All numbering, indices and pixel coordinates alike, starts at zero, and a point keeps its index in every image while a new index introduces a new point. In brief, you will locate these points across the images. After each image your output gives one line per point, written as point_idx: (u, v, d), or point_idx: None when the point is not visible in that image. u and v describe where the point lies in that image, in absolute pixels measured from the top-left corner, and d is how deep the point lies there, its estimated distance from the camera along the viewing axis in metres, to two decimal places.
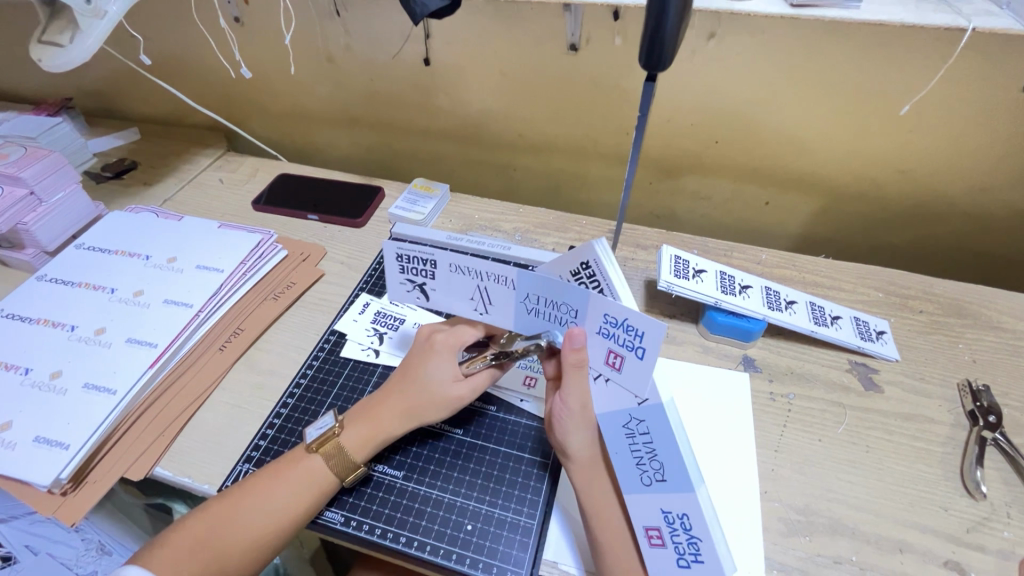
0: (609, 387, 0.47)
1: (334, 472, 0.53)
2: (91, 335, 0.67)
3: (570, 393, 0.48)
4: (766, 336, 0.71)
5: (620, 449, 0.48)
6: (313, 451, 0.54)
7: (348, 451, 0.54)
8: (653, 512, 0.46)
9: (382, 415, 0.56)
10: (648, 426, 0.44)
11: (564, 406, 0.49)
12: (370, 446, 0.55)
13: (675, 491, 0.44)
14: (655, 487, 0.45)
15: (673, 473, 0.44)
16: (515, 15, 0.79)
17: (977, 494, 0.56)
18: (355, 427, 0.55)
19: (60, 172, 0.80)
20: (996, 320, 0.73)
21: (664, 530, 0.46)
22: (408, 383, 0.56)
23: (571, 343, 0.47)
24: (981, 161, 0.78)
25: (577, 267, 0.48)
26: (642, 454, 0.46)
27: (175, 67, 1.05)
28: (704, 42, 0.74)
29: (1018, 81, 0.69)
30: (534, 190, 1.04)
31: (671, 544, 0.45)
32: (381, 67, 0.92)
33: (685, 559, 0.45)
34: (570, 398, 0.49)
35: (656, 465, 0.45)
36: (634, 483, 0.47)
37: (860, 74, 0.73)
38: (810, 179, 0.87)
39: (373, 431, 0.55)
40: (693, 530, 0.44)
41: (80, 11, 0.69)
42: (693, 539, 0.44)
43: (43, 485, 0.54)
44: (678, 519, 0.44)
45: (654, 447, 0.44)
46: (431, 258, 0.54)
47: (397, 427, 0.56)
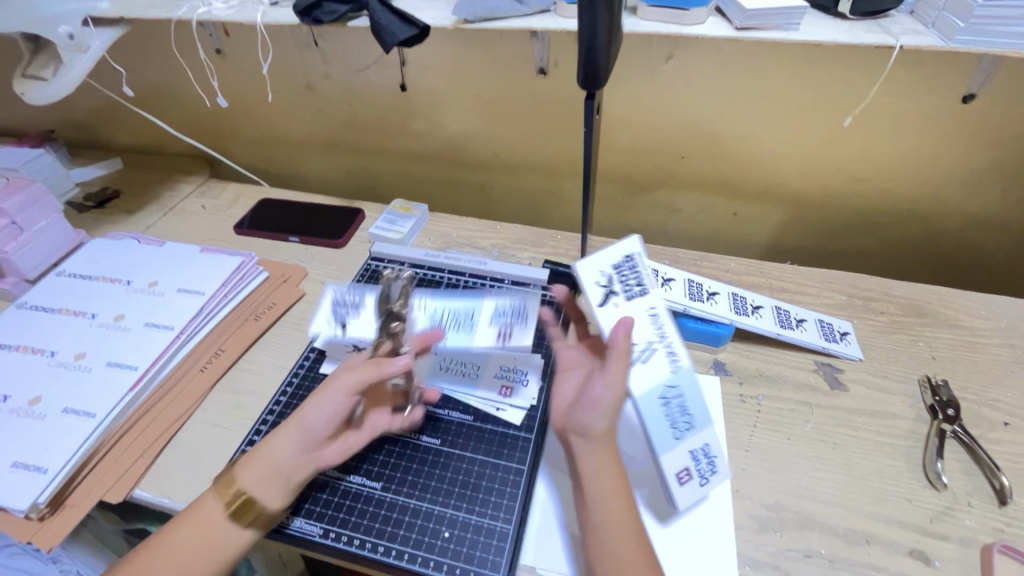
0: (645, 362, 0.54)
1: (224, 508, 0.51)
2: (71, 360, 0.68)
3: (617, 373, 0.50)
4: (735, 340, 0.74)
5: (653, 416, 0.53)
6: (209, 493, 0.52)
7: (246, 482, 0.51)
8: (680, 458, 0.54)
9: (276, 440, 0.53)
10: (680, 387, 0.53)
11: (605, 387, 0.50)
12: (266, 475, 0.52)
13: (702, 431, 0.54)
14: (683, 437, 0.54)
15: (698, 416, 0.54)
16: (486, 42, 0.83)
17: (939, 484, 0.58)
18: (249, 461, 0.52)
19: (43, 201, 0.82)
20: (955, 318, 0.76)
21: (692, 468, 0.54)
22: (321, 391, 0.55)
23: (623, 328, 0.52)
24: (930, 169, 0.82)
25: (619, 260, 0.57)
26: (672, 411, 0.53)
27: (158, 98, 1.08)
28: (664, 63, 0.79)
29: (954, 93, 0.74)
30: (511, 208, 1.07)
31: (693, 479, 0.54)
32: (359, 93, 0.96)
33: (707, 484, 0.55)
34: (612, 380, 0.50)
35: (684, 416, 0.54)
36: (663, 442, 0.53)
37: (810, 91, 0.78)
38: (773, 190, 0.91)
39: (268, 457, 0.52)
40: (713, 457, 0.55)
41: (63, 46, 0.71)
42: (711, 464, 0.55)
43: (20, 510, 0.54)
44: (705, 453, 0.54)
45: (685, 403, 0.53)
46: (363, 300, 0.68)
47: (292, 445, 0.53)
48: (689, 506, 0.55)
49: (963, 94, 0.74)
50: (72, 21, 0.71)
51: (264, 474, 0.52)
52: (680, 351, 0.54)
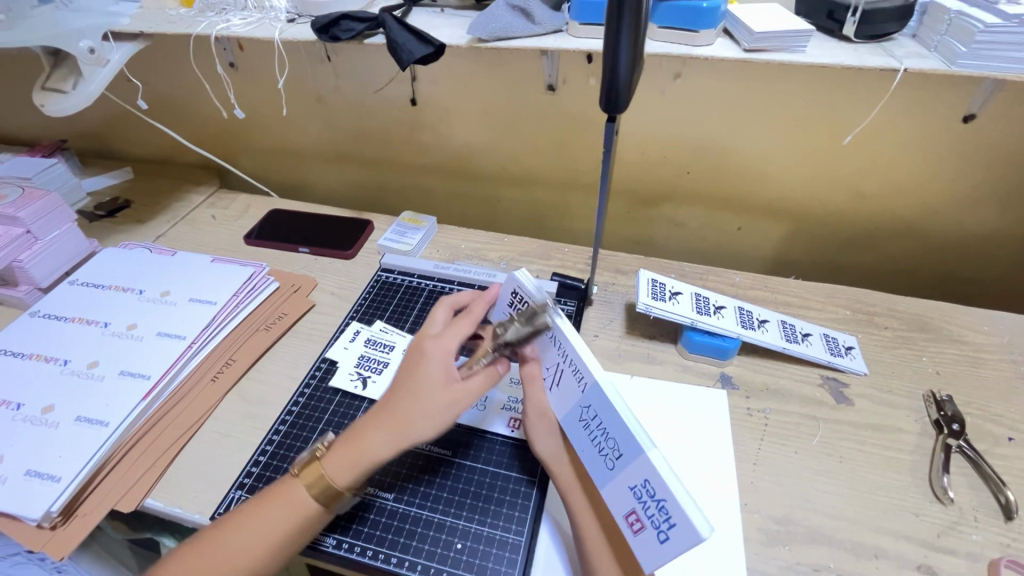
0: (560, 387, 0.53)
1: (316, 500, 0.52)
2: (84, 369, 0.68)
3: (531, 401, 0.56)
4: (741, 354, 0.75)
5: (586, 446, 0.50)
6: (296, 478, 0.53)
7: (330, 477, 0.52)
8: (624, 495, 0.46)
9: (371, 435, 0.52)
10: (595, 406, 0.49)
11: (529, 412, 0.56)
12: (353, 469, 0.52)
13: (632, 459, 0.45)
14: (617, 466, 0.47)
15: (625, 440, 0.46)
16: (496, 59, 0.85)
17: (945, 499, 0.59)
18: (337, 451, 0.52)
19: (57, 211, 0.83)
20: (958, 334, 0.77)
21: (638, 509, 0.45)
22: (399, 396, 0.54)
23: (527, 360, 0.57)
24: (932, 186, 0.84)
25: (510, 299, 0.59)
26: (598, 436, 0.49)
27: (171, 109, 1.09)
28: (670, 81, 0.81)
29: (955, 113, 0.75)
30: (517, 221, 1.08)
31: (648, 523, 0.44)
32: (370, 106, 0.97)
33: (664, 534, 0.42)
34: (533, 403, 0.56)
35: (611, 441, 0.47)
36: (602, 473, 0.48)
37: (814, 110, 0.80)
38: (777, 206, 0.92)
39: (357, 453, 0.52)
40: (658, 493, 0.43)
41: (83, 60, 0.73)
42: (661, 504, 0.43)
43: (33, 519, 0.54)
44: (646, 487, 0.44)
45: (603, 424, 0.48)
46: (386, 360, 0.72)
47: (388, 447, 0.52)
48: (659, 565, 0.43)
49: (963, 115, 0.75)
50: (93, 36, 0.73)
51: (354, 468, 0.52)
52: (581, 362, 0.50)
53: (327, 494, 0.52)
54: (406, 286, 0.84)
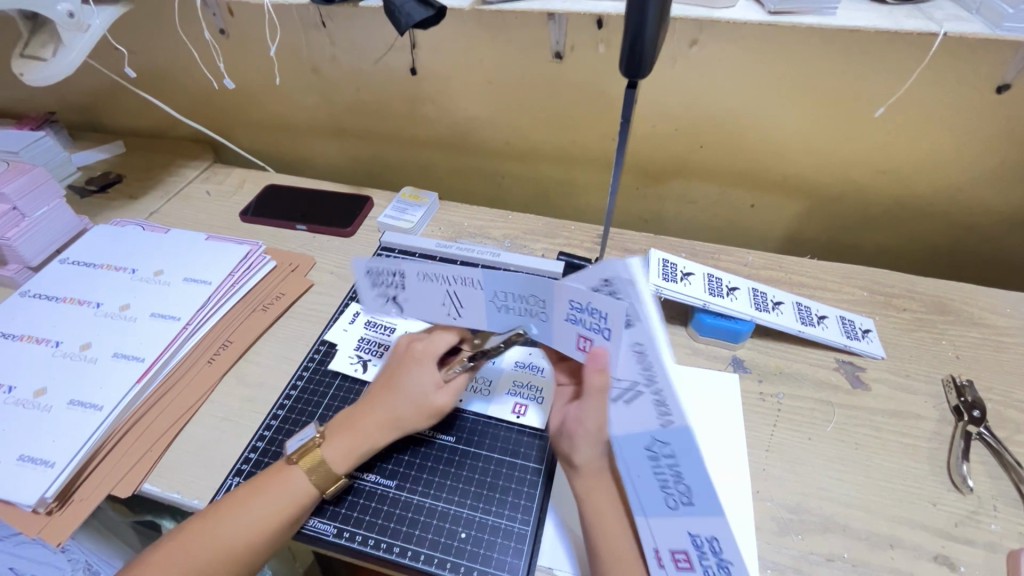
0: (631, 406, 0.46)
1: (316, 484, 0.53)
2: (76, 351, 0.66)
3: (589, 412, 0.49)
4: (753, 337, 0.72)
5: (646, 476, 0.46)
6: (295, 463, 0.54)
7: (330, 464, 0.54)
8: (678, 536, 0.45)
9: (364, 421, 0.55)
10: (675, 446, 0.43)
11: (581, 423, 0.51)
12: (351, 458, 0.54)
13: (705, 514, 0.43)
14: (682, 510, 0.44)
15: (701, 494, 0.43)
16: (499, 24, 0.80)
17: (964, 488, 0.57)
18: (336, 438, 0.55)
19: (44, 186, 0.79)
20: (979, 316, 0.74)
21: (692, 552, 0.45)
22: (388, 392, 0.56)
23: (596, 365, 0.47)
24: (958, 161, 0.80)
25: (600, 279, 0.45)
26: (667, 477, 0.44)
27: (160, 79, 1.05)
28: (686, 48, 0.76)
29: (988, 82, 0.71)
30: (523, 197, 1.05)
31: (700, 567, 0.45)
32: (368, 76, 0.93)
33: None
34: (587, 416, 0.50)
35: (682, 487, 0.44)
36: (657, 507, 0.46)
37: (837, 79, 0.75)
38: (793, 181, 0.89)
39: (353, 441, 0.55)
40: (724, 554, 0.42)
41: (63, 25, 0.69)
42: (725, 563, 0.43)
43: (27, 505, 0.53)
44: (710, 544, 0.43)
45: (682, 471, 0.43)
46: (385, 343, 0.69)
47: (379, 436, 0.55)
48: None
49: (997, 85, 0.71)
50: None
51: (349, 457, 0.54)
52: (491, 287, 0.52)
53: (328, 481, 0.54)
54: None
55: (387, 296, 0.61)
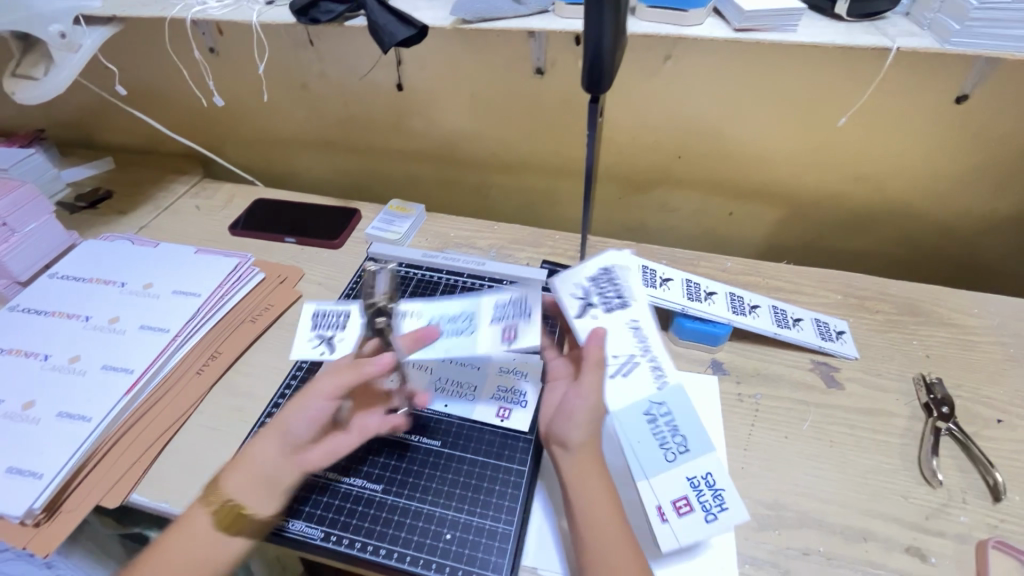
0: (631, 379, 0.57)
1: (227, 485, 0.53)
2: (65, 363, 0.67)
3: (587, 385, 0.53)
4: (732, 340, 0.74)
5: (646, 438, 0.55)
6: (201, 507, 0.53)
7: (239, 498, 0.52)
8: (678, 483, 0.53)
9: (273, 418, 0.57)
10: (669, 404, 0.57)
11: (580, 397, 0.53)
12: (249, 456, 0.54)
13: (701, 452, 0.54)
14: (678, 460, 0.54)
15: (694, 437, 0.55)
16: (482, 41, 0.83)
17: (934, 481, 0.59)
18: (237, 474, 0.53)
19: (33, 203, 0.80)
20: (948, 316, 0.77)
21: (691, 495, 0.53)
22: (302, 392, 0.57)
23: (598, 339, 0.56)
24: (923, 168, 0.83)
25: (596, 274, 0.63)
26: (664, 432, 0.56)
27: (151, 96, 1.06)
28: (661, 63, 0.79)
29: (947, 93, 0.74)
30: (508, 208, 1.07)
31: (698, 506, 0.52)
32: (355, 92, 0.95)
33: (712, 517, 0.52)
34: (588, 391, 0.53)
35: (678, 438, 0.55)
36: (657, 464, 0.54)
37: (805, 91, 0.79)
38: (769, 189, 0.92)
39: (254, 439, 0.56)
40: (716, 484, 0.53)
41: (54, 45, 0.71)
42: (717, 493, 0.53)
43: (15, 516, 0.54)
44: (706, 480, 0.53)
45: (677, 422, 0.56)
46: None
47: (266, 435, 0.55)
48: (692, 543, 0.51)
49: (956, 95, 0.74)
50: (64, 19, 0.70)
51: (247, 455, 0.54)
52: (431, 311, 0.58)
53: (226, 517, 0.52)
54: (394, 275, 0.83)
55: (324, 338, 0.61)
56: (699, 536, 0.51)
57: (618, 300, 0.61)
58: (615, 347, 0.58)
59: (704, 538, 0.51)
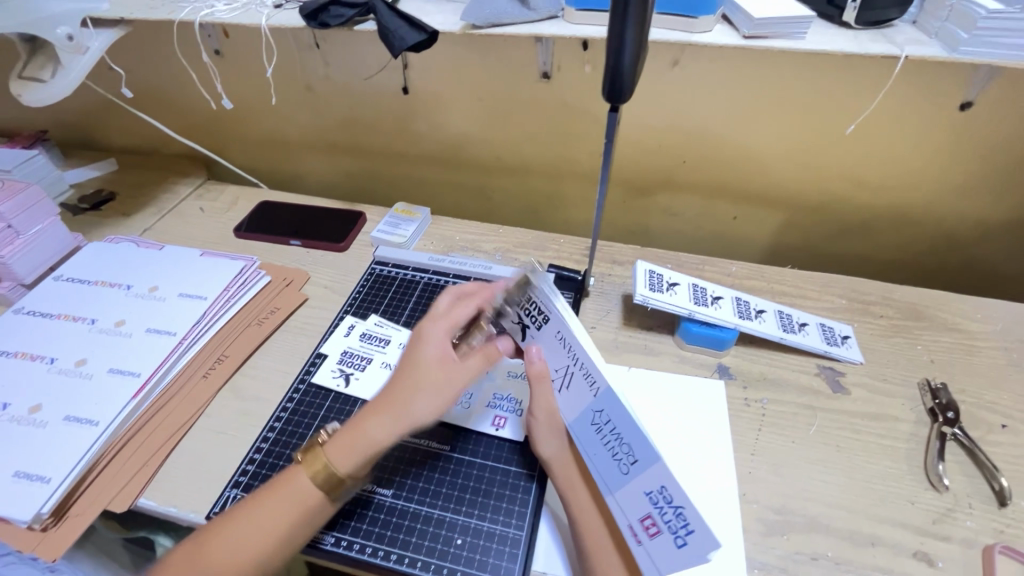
0: (570, 390, 0.52)
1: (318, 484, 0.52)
2: (72, 367, 0.67)
3: (538, 401, 0.55)
4: (738, 344, 0.74)
5: (603, 451, 0.50)
6: (300, 468, 0.52)
7: (335, 465, 0.52)
8: (640, 500, 0.46)
9: (366, 418, 0.53)
10: (607, 410, 0.48)
11: (533, 415, 0.56)
12: (351, 454, 0.52)
13: (649, 464, 0.45)
14: (635, 472, 0.47)
15: (640, 446, 0.46)
16: (490, 46, 0.83)
17: (940, 486, 0.59)
18: (340, 440, 0.53)
19: (38, 205, 0.80)
20: (952, 321, 0.77)
21: (655, 515, 0.45)
22: (399, 380, 0.55)
23: (532, 357, 0.55)
24: (926, 174, 0.84)
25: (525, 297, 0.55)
26: (612, 442, 0.48)
27: (155, 98, 1.06)
28: (668, 69, 0.80)
29: (952, 100, 0.75)
30: (512, 211, 1.07)
31: (665, 526, 0.44)
32: (361, 95, 0.95)
33: (681, 540, 0.43)
34: (537, 405, 0.55)
35: (626, 447, 0.47)
36: (615, 478, 0.49)
37: (811, 98, 0.79)
38: (773, 194, 0.92)
39: (352, 437, 0.53)
40: (675, 500, 0.43)
41: (61, 47, 0.71)
42: (678, 510, 0.43)
43: (23, 521, 0.53)
44: (664, 495, 0.44)
45: (620, 430, 0.48)
46: (370, 357, 0.71)
47: (387, 430, 0.53)
48: (673, 567, 0.44)
49: (960, 102, 0.75)
50: (71, 22, 0.70)
51: (353, 455, 0.52)
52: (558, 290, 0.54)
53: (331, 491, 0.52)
54: (400, 279, 0.83)
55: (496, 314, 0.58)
56: (675, 559, 0.44)
57: (540, 316, 0.53)
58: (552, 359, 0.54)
59: (682, 563, 0.43)
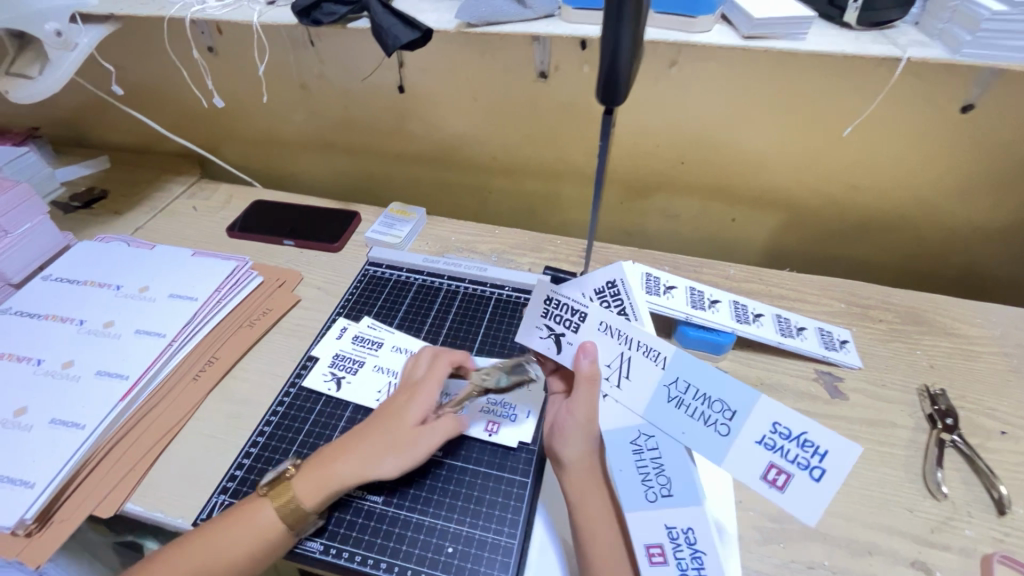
0: (632, 380, 0.51)
1: (283, 520, 0.52)
2: (59, 369, 0.66)
3: (580, 404, 0.52)
4: (736, 348, 0.74)
5: (685, 426, 0.48)
6: (264, 497, 0.53)
7: (298, 500, 0.52)
8: (754, 453, 0.45)
9: (342, 458, 0.54)
10: (684, 376, 0.48)
11: (570, 415, 0.52)
12: (321, 492, 0.53)
13: (749, 411, 0.46)
14: (734, 428, 0.46)
15: (734, 395, 0.46)
16: (486, 44, 0.82)
17: (939, 494, 0.59)
18: (308, 476, 0.54)
19: (27, 203, 0.79)
20: (951, 326, 0.76)
21: (777, 460, 0.45)
22: (378, 430, 0.55)
23: (587, 355, 0.52)
24: (927, 177, 0.83)
25: (600, 287, 0.57)
26: (697, 407, 0.48)
27: (148, 95, 1.05)
28: (666, 69, 0.79)
29: (954, 102, 0.74)
30: (509, 212, 1.06)
31: (793, 467, 0.44)
32: (356, 93, 0.94)
33: (818, 471, 0.44)
34: (578, 408, 0.52)
35: (716, 405, 0.47)
36: (712, 445, 0.47)
37: (811, 99, 0.78)
38: (772, 196, 0.91)
39: (326, 478, 0.53)
40: (794, 430, 0.44)
41: (49, 43, 0.69)
42: (802, 439, 0.44)
43: (6, 527, 0.52)
44: (778, 432, 0.45)
45: (702, 390, 0.47)
46: (363, 360, 0.70)
47: (351, 476, 0.53)
48: (812, 509, 0.44)
49: (961, 105, 0.74)
50: (60, 17, 0.69)
51: (319, 491, 0.53)
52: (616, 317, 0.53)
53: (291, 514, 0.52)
54: (394, 280, 0.82)
55: (551, 332, 0.54)
56: (813, 498, 0.44)
57: (576, 315, 0.53)
58: (606, 354, 0.52)
59: (826, 497, 0.43)
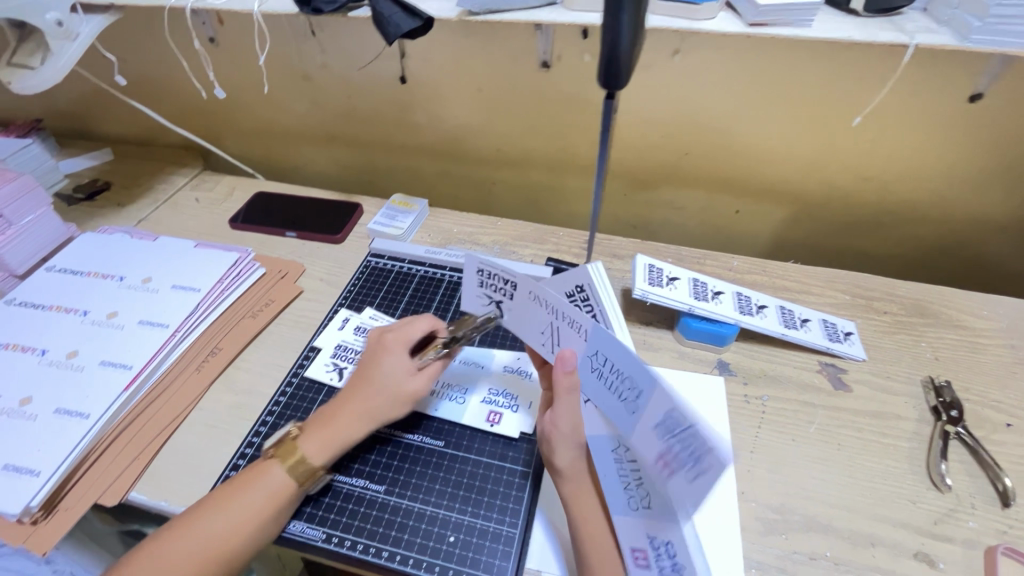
0: (603, 383, 0.48)
1: (294, 477, 0.53)
2: (63, 359, 0.66)
3: (563, 412, 0.50)
4: (739, 340, 0.73)
5: (608, 399, 0.48)
6: (272, 459, 0.54)
7: (308, 457, 0.54)
8: (652, 435, 0.43)
9: (338, 417, 0.56)
10: (601, 350, 0.47)
11: (555, 426, 0.51)
12: (328, 448, 0.54)
13: (647, 390, 0.43)
14: (642, 406, 0.44)
15: (635, 371, 0.44)
16: (488, 34, 0.81)
17: (943, 486, 0.58)
18: (312, 433, 0.55)
19: (29, 195, 0.79)
20: (957, 318, 0.76)
21: (668, 449, 0.41)
22: (363, 384, 0.57)
23: (565, 365, 0.49)
24: (934, 167, 0.82)
25: (572, 288, 0.54)
26: (614, 380, 0.46)
27: (150, 86, 1.05)
28: (670, 58, 0.78)
29: (962, 91, 0.73)
30: (511, 203, 1.06)
31: (680, 459, 0.40)
32: (358, 84, 0.94)
33: (695, 466, 0.38)
34: (562, 417, 0.50)
35: (626, 380, 0.45)
36: (626, 420, 0.46)
37: (817, 88, 0.77)
38: (776, 188, 0.90)
39: (331, 434, 0.55)
40: (680, 419, 0.39)
41: (50, 33, 0.69)
42: (684, 429, 0.39)
43: (12, 514, 0.53)
44: (670, 420, 0.40)
45: (616, 366, 0.46)
46: None
47: (357, 427, 0.56)
48: (694, 504, 0.39)
49: (969, 94, 0.73)
50: (60, 7, 0.69)
51: (325, 447, 0.54)
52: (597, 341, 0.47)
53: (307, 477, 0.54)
54: (396, 272, 0.82)
55: (492, 299, 0.57)
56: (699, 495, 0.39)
57: (508, 284, 0.54)
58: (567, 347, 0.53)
59: (702, 494, 0.38)
